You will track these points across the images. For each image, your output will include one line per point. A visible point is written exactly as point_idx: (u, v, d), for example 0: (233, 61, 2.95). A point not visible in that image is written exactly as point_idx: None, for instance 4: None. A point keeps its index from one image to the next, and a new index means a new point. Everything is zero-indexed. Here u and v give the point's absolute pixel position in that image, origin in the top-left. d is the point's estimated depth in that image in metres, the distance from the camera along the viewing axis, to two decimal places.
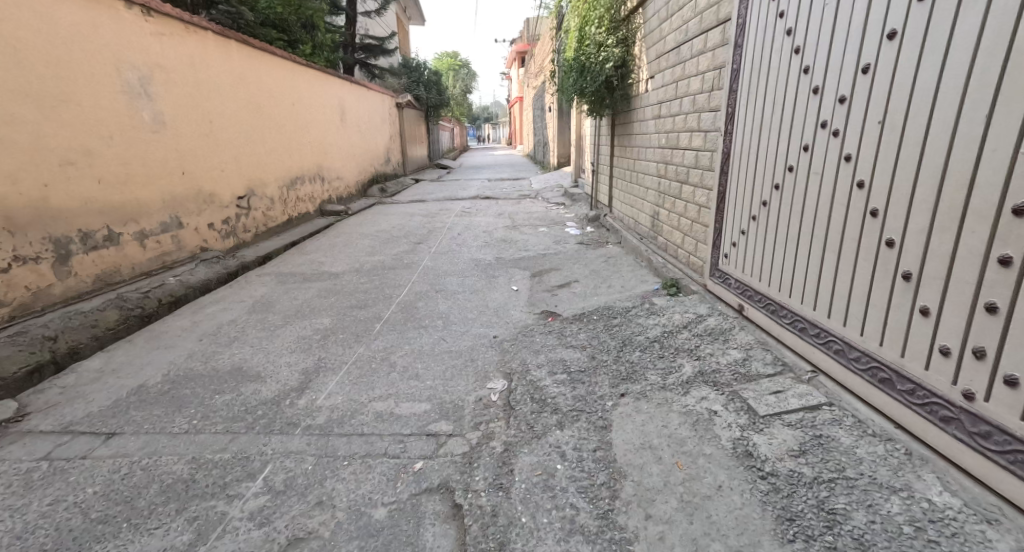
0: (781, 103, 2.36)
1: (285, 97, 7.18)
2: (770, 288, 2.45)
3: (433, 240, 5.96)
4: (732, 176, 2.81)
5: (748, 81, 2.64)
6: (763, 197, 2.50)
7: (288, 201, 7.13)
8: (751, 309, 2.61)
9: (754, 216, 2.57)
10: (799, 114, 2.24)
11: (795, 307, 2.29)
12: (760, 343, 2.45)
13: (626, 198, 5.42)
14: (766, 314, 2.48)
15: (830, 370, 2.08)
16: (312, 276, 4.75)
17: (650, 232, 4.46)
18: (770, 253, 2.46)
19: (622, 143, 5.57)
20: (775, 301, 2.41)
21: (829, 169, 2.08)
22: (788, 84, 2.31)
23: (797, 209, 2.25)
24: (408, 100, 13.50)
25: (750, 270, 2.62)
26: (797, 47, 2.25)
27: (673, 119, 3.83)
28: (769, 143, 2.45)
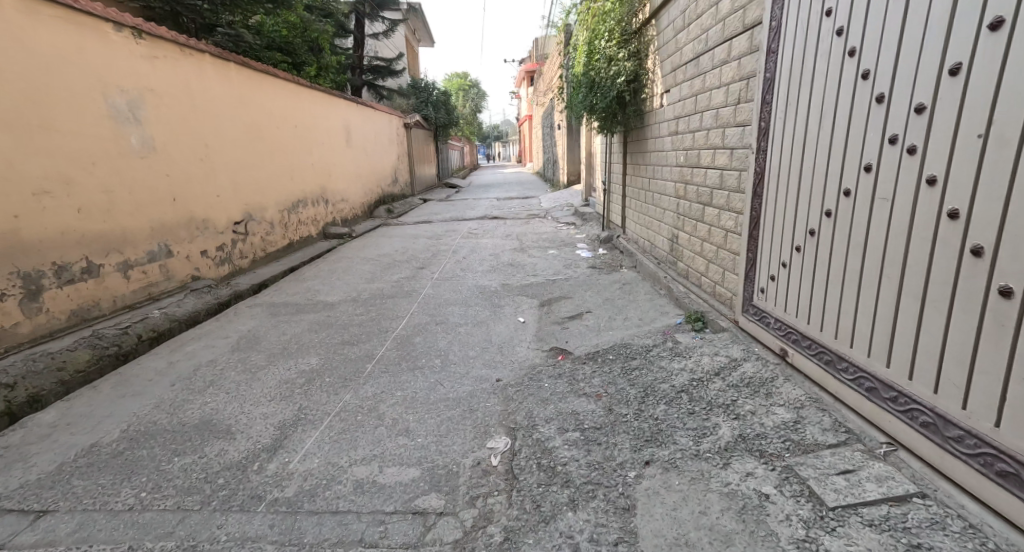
0: (830, 116, 2.01)
1: (286, 120, 6.90)
2: (824, 334, 2.07)
3: (436, 265, 5.63)
4: (767, 199, 2.45)
5: (784, 91, 2.29)
6: (811, 225, 2.13)
7: (289, 225, 6.82)
8: (797, 357, 2.23)
9: (798, 247, 2.21)
10: (857, 127, 1.88)
11: (859, 361, 1.91)
12: (812, 400, 2.07)
13: (641, 219, 5.06)
14: (819, 364, 2.10)
15: (918, 448, 1.70)
16: (305, 305, 4.42)
17: (669, 258, 4.09)
18: (822, 291, 2.08)
19: (636, 161, 5.22)
20: (831, 351, 2.03)
21: (904, 193, 1.71)
22: (841, 93, 1.96)
23: (859, 240, 1.89)
24: (415, 120, 13.33)
25: (795, 310, 2.25)
26: (851, 49, 1.90)
27: (692, 135, 3.49)
28: (817, 162, 2.09)
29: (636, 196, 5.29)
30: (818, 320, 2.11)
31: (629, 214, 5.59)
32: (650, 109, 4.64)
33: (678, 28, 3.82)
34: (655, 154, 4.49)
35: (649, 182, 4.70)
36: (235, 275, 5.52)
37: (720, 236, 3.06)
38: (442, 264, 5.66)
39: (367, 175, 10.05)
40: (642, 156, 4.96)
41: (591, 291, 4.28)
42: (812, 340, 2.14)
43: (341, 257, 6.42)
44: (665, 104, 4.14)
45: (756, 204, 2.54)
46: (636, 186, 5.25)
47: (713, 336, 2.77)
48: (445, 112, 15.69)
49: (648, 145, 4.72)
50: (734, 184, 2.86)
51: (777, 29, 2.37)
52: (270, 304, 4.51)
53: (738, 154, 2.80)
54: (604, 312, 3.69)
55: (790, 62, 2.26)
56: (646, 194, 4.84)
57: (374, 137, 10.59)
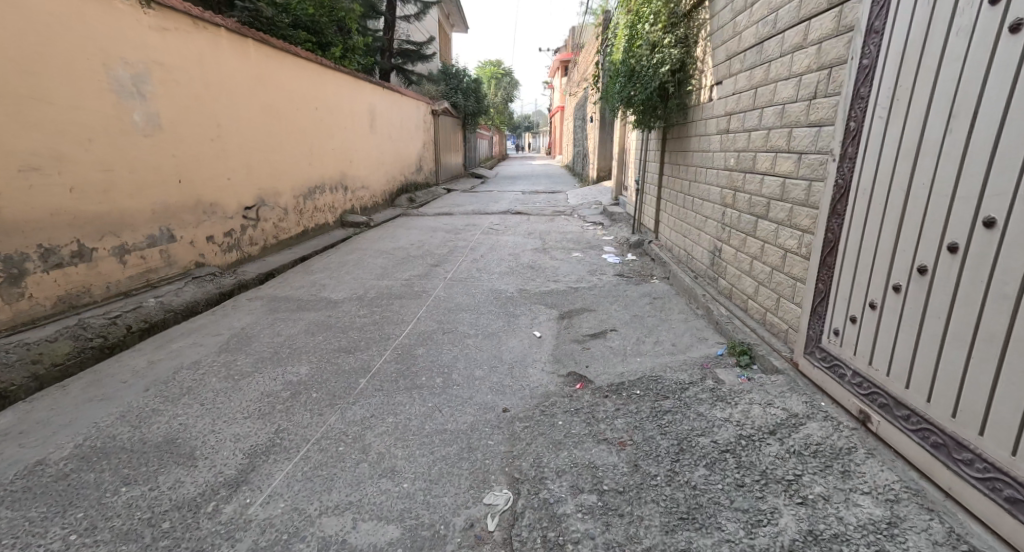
0: (968, 120, 1.55)
1: (310, 101, 6.55)
2: (933, 408, 1.63)
3: (452, 263, 5.27)
4: (852, 219, 1.98)
5: (891, 83, 1.82)
6: (921, 260, 1.68)
7: (306, 212, 6.50)
8: (886, 426, 1.79)
9: (897, 287, 1.76)
10: (1014, 136, 1.43)
11: (994, 456, 1.48)
12: (911, 490, 1.64)
13: (677, 226, 4.60)
14: (922, 444, 1.67)
15: None
16: (306, 301, 4.09)
17: (708, 272, 3.64)
18: (934, 348, 1.63)
19: (676, 161, 4.75)
20: (946, 433, 1.60)
21: None
22: (987, 91, 1.50)
23: (1009, 290, 1.44)
24: (444, 108, 12.93)
25: (885, 366, 1.80)
26: (1012, 27, 1.43)
27: (748, 135, 3.02)
28: (938, 179, 1.63)
29: (673, 198, 4.82)
30: (924, 384, 1.66)
31: (664, 218, 5.13)
32: (696, 102, 4.15)
33: (737, 10, 3.33)
34: (699, 154, 4.02)
35: (690, 186, 4.23)
36: (244, 262, 5.21)
37: (776, 256, 2.61)
38: (458, 262, 5.29)
39: (390, 162, 9.69)
40: (684, 155, 4.47)
41: (618, 305, 3.85)
42: (913, 409, 1.70)
43: (355, 248, 6.10)
44: (716, 98, 3.66)
45: (834, 223, 2.09)
46: (674, 187, 4.77)
47: (766, 378, 2.33)
48: (474, 100, 15.25)
49: (692, 143, 4.24)
50: (801, 195, 2.40)
51: (881, 4, 1.89)
52: (272, 297, 4.21)
53: (810, 160, 2.34)
54: (633, 333, 3.25)
55: (899, 49, 1.79)
56: (686, 199, 4.37)
57: (399, 123, 10.22)
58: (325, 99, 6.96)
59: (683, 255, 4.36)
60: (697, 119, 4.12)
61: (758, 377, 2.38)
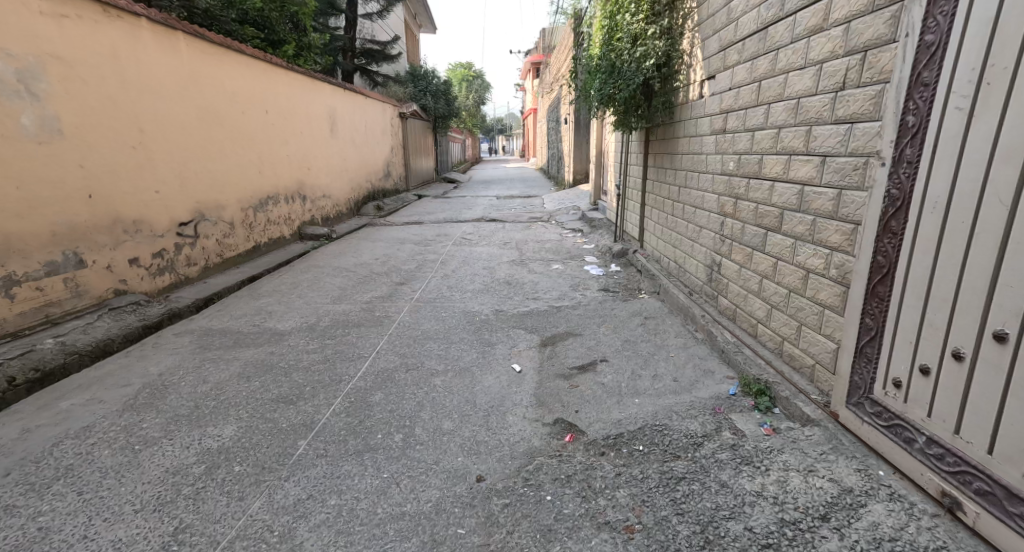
0: None
1: (259, 102, 5.95)
2: None
3: (418, 280, 4.76)
4: (920, 238, 1.60)
5: (980, 66, 1.43)
6: None
7: (259, 226, 5.92)
8: (987, 518, 1.44)
9: (1003, 336, 1.39)
10: None
11: None
12: None
13: (666, 235, 4.17)
14: None
15: None
16: (248, 334, 3.58)
17: (706, 290, 3.20)
18: None
19: (661, 164, 4.33)
20: None
21: None
22: None
23: None
24: (412, 110, 12.35)
25: (986, 440, 1.44)
26: None
27: (752, 135, 2.59)
28: None
29: (659, 204, 4.40)
30: None
31: (650, 225, 4.69)
32: (684, 101, 3.74)
33: None
34: (689, 156, 3.59)
35: (680, 192, 3.80)
36: (181, 285, 4.62)
37: (794, 278, 2.18)
38: (425, 279, 4.79)
39: (354, 169, 9.12)
40: (671, 159, 4.05)
41: (606, 328, 3.40)
42: None
43: (312, 264, 5.53)
44: (708, 94, 3.25)
45: (889, 241, 1.70)
46: (660, 193, 4.36)
47: (800, 437, 1.91)
48: (444, 102, 14.70)
49: (680, 143, 3.81)
50: (828, 206, 1.99)
51: None
52: (206, 332, 3.67)
53: (840, 164, 1.93)
54: (626, 364, 2.80)
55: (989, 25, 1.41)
56: (675, 207, 3.94)
57: (364, 127, 9.65)
58: (276, 101, 6.36)
59: (674, 267, 3.94)
60: (686, 116, 3.70)
61: (788, 432, 1.95)
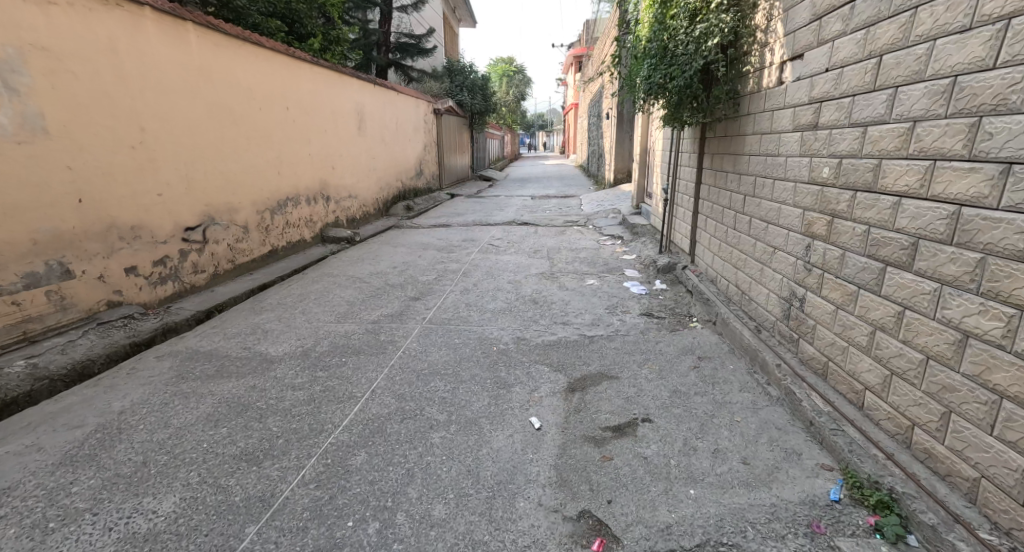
0: None
1: (277, 98, 5.48)
2: None
3: (434, 295, 4.23)
4: None
5: None
6: None
7: (277, 229, 5.48)
8: None
9: None
10: None
11: None
12: None
13: (726, 254, 3.51)
14: None
15: None
16: (235, 361, 2.85)
17: (786, 333, 2.58)
18: None
19: (720, 166, 3.67)
20: None
21: None
22: None
23: None
24: (446, 106, 11.89)
25: None
26: None
27: (864, 129, 1.99)
28: None
29: (716, 213, 3.75)
30: None
31: (705, 239, 4.03)
32: (757, 89, 3.09)
33: None
34: (762, 157, 2.95)
35: (747, 203, 3.13)
36: (185, 295, 4.14)
37: (940, 343, 1.60)
38: (442, 294, 4.25)
39: (382, 168, 8.68)
40: (735, 160, 3.39)
41: (649, 370, 2.79)
42: None
43: (325, 270, 5.09)
44: (795, 79, 2.60)
45: None
46: (719, 200, 3.70)
47: None
48: (482, 97, 14.15)
49: (748, 139, 3.17)
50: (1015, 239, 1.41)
51: None
52: (191, 355, 2.94)
53: None
54: (676, 429, 2.20)
55: None
56: (739, 220, 3.27)
57: (394, 124, 9.21)
58: (297, 96, 5.89)
59: (737, 293, 3.27)
60: (759, 106, 3.04)
61: None
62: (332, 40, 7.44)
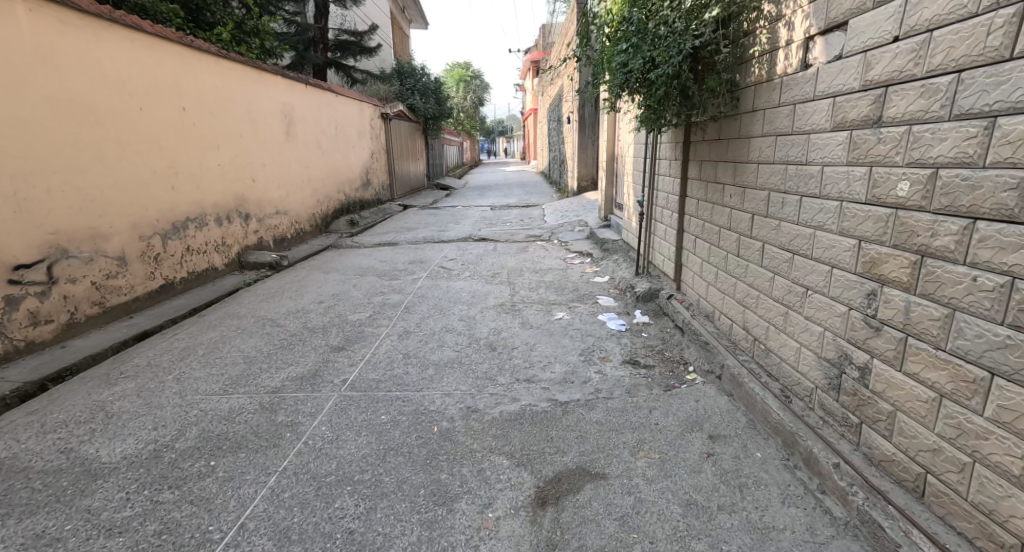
0: None
1: (164, 96, 4.49)
2: None
3: (361, 343, 3.34)
4: None
5: None
6: None
7: (172, 256, 4.50)
8: None
9: None
10: None
11: None
12: None
13: (727, 289, 2.77)
14: None
15: None
16: (36, 483, 2.05)
17: (837, 413, 1.83)
18: None
19: (714, 177, 2.95)
20: None
21: None
22: None
23: None
24: (395, 109, 10.97)
25: None
26: None
27: (989, 122, 1.29)
28: None
29: (711, 233, 3.02)
30: None
31: (695, 263, 3.29)
32: (767, 77, 2.33)
33: None
34: (779, 166, 2.20)
35: (758, 225, 2.39)
36: (17, 356, 3.17)
37: None
38: (374, 341, 3.37)
39: (320, 179, 7.70)
40: (735, 169, 2.64)
41: (647, 461, 2.00)
42: None
43: (230, 308, 4.11)
44: (833, 58, 1.84)
45: None
46: (714, 217, 2.96)
47: None
48: (435, 100, 13.26)
49: (755, 141, 2.42)
50: None
51: None
52: None
53: None
54: None
55: None
56: (747, 246, 2.52)
57: (332, 130, 8.26)
58: (196, 95, 4.89)
59: (748, 339, 2.52)
60: (770, 98, 2.28)
61: None
62: (250, 34, 6.46)
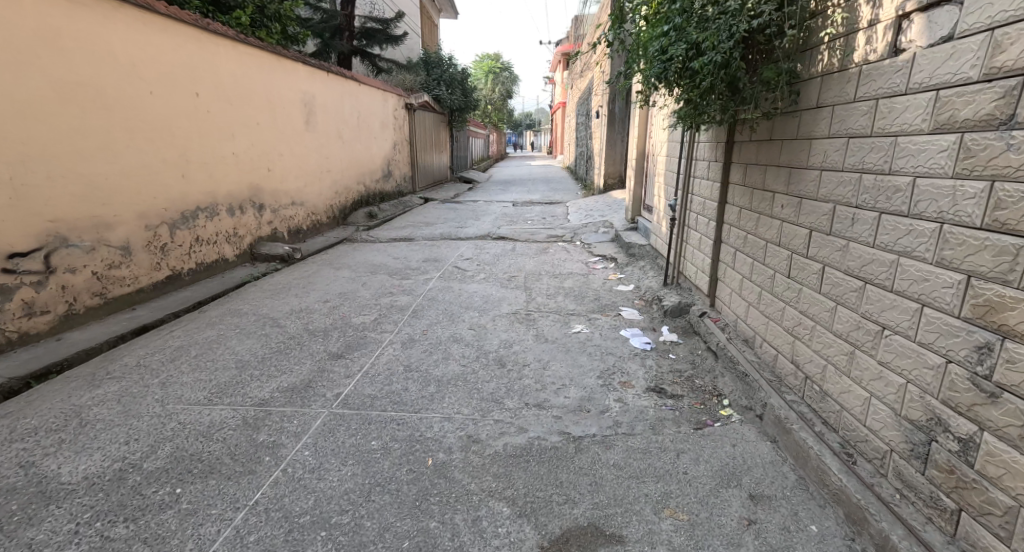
0: None
1: (180, 80, 4.29)
2: None
3: (361, 349, 3.07)
4: None
5: None
6: None
7: (180, 247, 4.31)
8: None
9: None
10: None
11: None
12: None
13: (774, 313, 2.43)
14: None
15: None
16: None
17: (923, 488, 1.50)
18: None
19: (762, 184, 2.60)
20: None
21: None
22: None
23: None
24: (419, 100, 10.73)
25: None
26: None
27: None
28: None
29: (755, 247, 2.68)
30: None
31: (734, 279, 2.94)
32: (839, 66, 1.99)
33: None
34: (854, 174, 1.86)
35: (819, 244, 2.05)
36: (7, 349, 2.97)
37: None
38: (376, 348, 3.10)
39: (339, 169, 7.51)
40: (791, 175, 2.30)
41: (674, 524, 1.70)
42: None
43: (232, 303, 3.87)
44: (941, 41, 1.51)
45: None
46: (761, 228, 2.61)
47: None
48: (461, 92, 12.98)
49: (820, 142, 2.09)
50: None
51: None
52: None
53: None
54: None
55: None
56: (802, 266, 2.18)
57: (355, 119, 8.05)
58: (213, 80, 4.69)
59: (799, 376, 2.18)
60: (846, 91, 1.94)
61: None
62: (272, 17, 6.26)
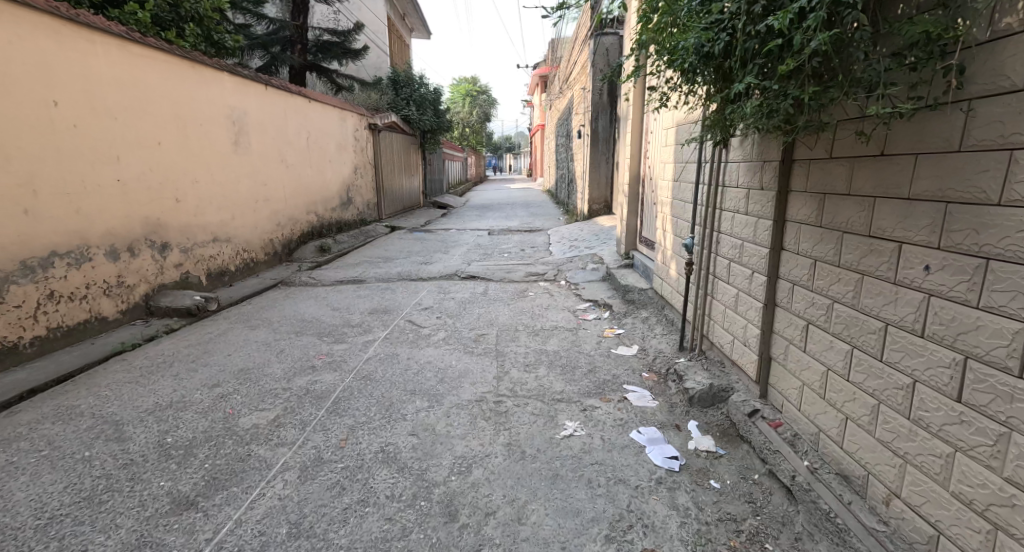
0: None
1: (21, 86, 3.25)
2: None
3: (223, 494, 1.98)
4: None
5: None
6: None
7: (17, 308, 3.21)
8: None
9: None
10: None
11: None
12: None
13: (926, 458, 1.40)
14: None
15: None
16: None
17: None
18: None
19: (865, 232, 1.59)
20: None
21: None
22: None
23: None
24: (385, 120, 9.72)
25: None
26: None
27: None
28: None
29: (853, 327, 1.65)
30: None
31: (810, 368, 1.89)
32: None
33: None
34: None
35: None
36: None
37: None
38: (253, 491, 1.99)
39: (281, 199, 6.39)
40: (951, 217, 1.31)
41: None
42: None
43: (67, 400, 2.75)
44: None
45: None
46: (864, 297, 1.60)
47: None
48: (433, 112, 11.99)
49: None
50: None
51: None
52: None
53: None
54: None
55: None
56: (1014, 398, 1.18)
57: (302, 141, 6.97)
58: (80, 87, 3.65)
59: None
60: None
61: None
62: (175, 17, 5.17)
